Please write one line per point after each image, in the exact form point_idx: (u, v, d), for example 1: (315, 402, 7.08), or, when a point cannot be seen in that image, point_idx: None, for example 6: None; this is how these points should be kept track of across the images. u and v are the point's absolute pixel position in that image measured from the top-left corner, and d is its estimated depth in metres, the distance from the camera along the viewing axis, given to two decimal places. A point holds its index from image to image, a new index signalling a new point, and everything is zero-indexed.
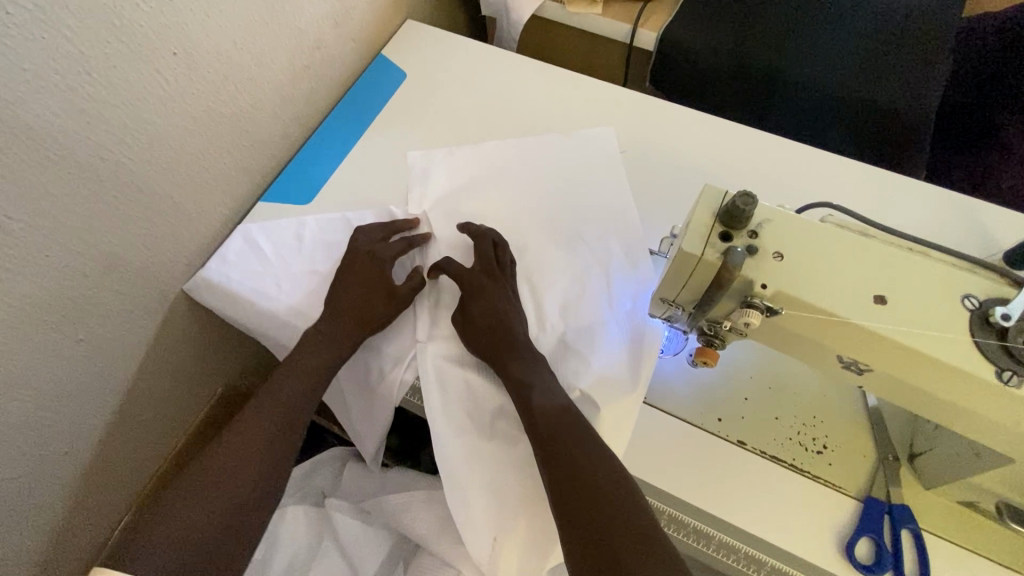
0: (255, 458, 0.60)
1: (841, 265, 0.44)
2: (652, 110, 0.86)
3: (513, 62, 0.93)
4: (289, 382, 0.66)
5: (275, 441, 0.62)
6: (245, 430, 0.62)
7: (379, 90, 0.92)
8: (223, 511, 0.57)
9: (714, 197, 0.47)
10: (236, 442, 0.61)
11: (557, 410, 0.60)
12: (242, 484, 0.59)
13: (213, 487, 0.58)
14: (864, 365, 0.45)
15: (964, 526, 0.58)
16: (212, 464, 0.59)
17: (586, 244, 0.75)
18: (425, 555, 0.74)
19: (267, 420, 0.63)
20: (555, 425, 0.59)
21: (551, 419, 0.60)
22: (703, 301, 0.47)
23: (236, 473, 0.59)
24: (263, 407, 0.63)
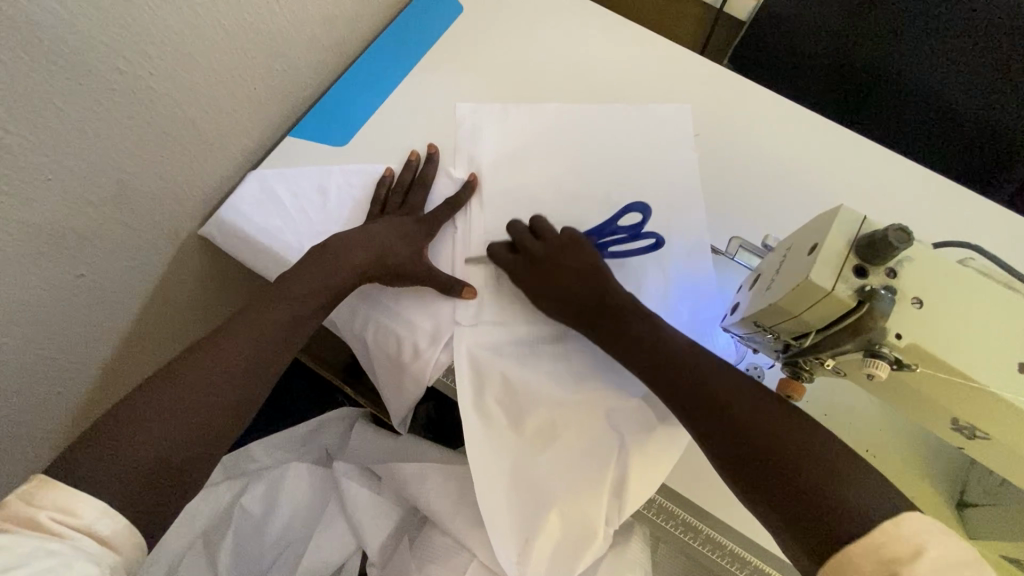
0: (228, 376, 0.53)
1: (983, 323, 0.39)
2: (737, 90, 0.77)
3: (586, 10, 0.82)
4: (281, 304, 0.58)
5: (253, 362, 0.55)
6: (222, 345, 0.54)
7: (431, 18, 0.80)
8: (185, 428, 0.49)
9: (851, 223, 0.40)
10: (210, 355, 0.53)
11: (575, 273, 0.62)
12: (208, 403, 0.51)
13: (177, 397, 0.50)
14: (980, 430, 0.41)
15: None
16: (180, 374, 0.52)
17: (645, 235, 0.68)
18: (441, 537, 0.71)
19: (249, 339, 0.55)
20: (582, 296, 0.61)
21: (591, 298, 0.60)
22: (814, 335, 0.42)
23: (205, 388, 0.52)
24: (251, 317, 0.57)
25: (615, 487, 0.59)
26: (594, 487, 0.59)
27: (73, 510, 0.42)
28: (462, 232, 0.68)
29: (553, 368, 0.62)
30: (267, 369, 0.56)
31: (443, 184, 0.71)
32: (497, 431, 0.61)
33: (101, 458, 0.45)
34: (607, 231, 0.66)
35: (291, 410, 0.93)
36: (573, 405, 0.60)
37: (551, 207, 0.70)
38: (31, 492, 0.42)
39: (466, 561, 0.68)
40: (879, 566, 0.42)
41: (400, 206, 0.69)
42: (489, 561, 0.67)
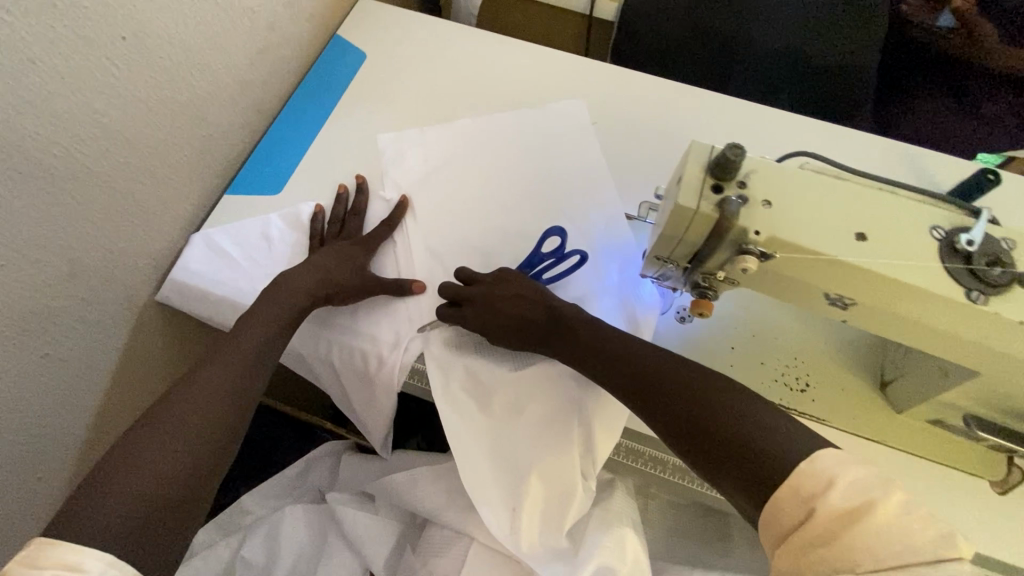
0: (208, 412, 0.56)
1: (822, 208, 0.47)
2: (619, 79, 0.87)
3: (476, 36, 0.91)
4: (247, 338, 0.62)
5: (231, 395, 0.58)
6: (196, 385, 0.57)
7: (339, 68, 0.88)
8: (176, 467, 0.52)
9: (703, 152, 0.49)
10: (186, 397, 0.56)
11: (513, 300, 0.65)
12: (194, 439, 0.54)
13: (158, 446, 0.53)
14: (850, 299, 0.48)
15: (935, 442, 0.64)
16: (160, 419, 0.54)
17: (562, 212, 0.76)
18: (441, 535, 0.73)
19: (223, 375, 0.59)
20: (530, 318, 0.64)
21: (538, 316, 0.65)
22: (699, 250, 0.49)
23: (187, 427, 0.54)
24: (221, 357, 0.60)
25: (581, 439, 0.64)
26: (564, 444, 0.64)
27: (77, 565, 0.43)
28: (403, 248, 0.75)
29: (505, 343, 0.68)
30: (244, 400, 0.59)
31: (378, 212, 0.77)
32: (468, 415, 0.65)
33: (94, 510, 0.47)
34: (536, 261, 0.70)
35: (277, 459, 0.94)
36: (530, 373, 0.66)
37: (479, 210, 0.77)
38: (33, 557, 0.42)
39: (466, 550, 0.71)
40: (802, 506, 0.45)
41: (338, 234, 0.75)
42: (488, 543, 0.70)
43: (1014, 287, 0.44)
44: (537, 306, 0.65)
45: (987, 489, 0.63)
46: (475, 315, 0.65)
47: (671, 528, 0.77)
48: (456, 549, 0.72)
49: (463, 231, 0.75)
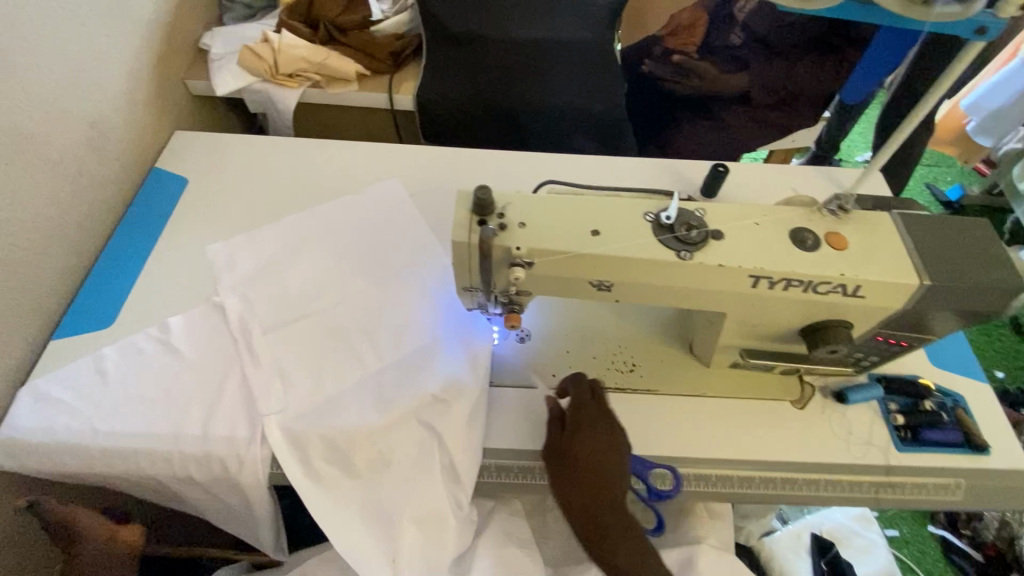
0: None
1: (564, 218, 0.59)
2: (427, 153, 1.00)
3: (292, 143, 1.00)
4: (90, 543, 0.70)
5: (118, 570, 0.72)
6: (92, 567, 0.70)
7: (162, 196, 0.92)
8: None
9: (466, 197, 0.59)
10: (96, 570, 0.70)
11: (592, 424, 0.66)
12: None
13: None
14: (608, 281, 0.59)
15: (738, 381, 0.77)
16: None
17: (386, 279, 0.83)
18: None
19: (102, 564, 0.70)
20: (615, 461, 0.64)
21: (606, 446, 0.65)
22: (485, 275, 0.60)
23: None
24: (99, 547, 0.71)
25: (445, 471, 0.69)
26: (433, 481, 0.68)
27: None
28: (243, 346, 0.76)
29: (358, 407, 0.71)
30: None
31: (212, 317, 0.78)
32: (334, 485, 0.68)
33: None
34: None
35: None
36: (386, 426, 0.70)
37: (315, 292, 0.82)
38: None
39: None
40: None
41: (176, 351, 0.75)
42: None
43: (710, 240, 0.58)
44: (596, 426, 0.66)
45: (788, 407, 0.76)
46: (583, 442, 0.65)
47: (568, 532, 0.82)
48: None
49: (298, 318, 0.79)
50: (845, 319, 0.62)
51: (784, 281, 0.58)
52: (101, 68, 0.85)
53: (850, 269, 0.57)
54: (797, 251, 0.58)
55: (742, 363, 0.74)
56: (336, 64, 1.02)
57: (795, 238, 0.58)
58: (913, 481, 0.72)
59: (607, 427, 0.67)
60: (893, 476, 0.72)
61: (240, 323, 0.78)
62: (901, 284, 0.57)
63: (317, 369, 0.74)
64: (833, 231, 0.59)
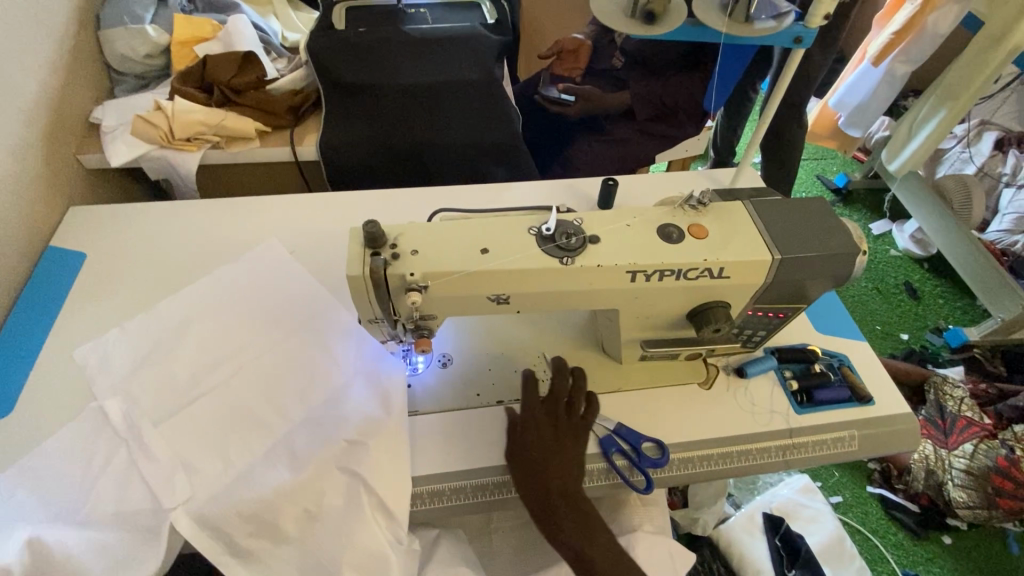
0: None
1: (453, 241, 0.63)
2: (336, 197, 1.02)
3: (196, 204, 1.00)
4: None
5: None
6: None
7: (58, 275, 0.89)
8: None
9: (359, 234, 0.62)
10: None
11: (563, 429, 0.68)
12: None
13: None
14: (503, 294, 0.64)
15: (651, 371, 0.82)
16: None
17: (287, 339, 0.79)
18: None
19: None
20: (576, 475, 0.67)
21: (572, 452, 0.67)
22: (385, 305, 0.62)
23: None
24: None
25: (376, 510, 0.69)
26: (366, 518, 0.68)
27: None
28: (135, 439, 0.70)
29: (273, 474, 0.69)
30: None
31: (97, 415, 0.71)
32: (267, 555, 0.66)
33: None
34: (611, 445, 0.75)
35: None
36: (307, 483, 0.68)
37: (207, 363, 0.77)
38: None
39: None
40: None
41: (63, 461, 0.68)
42: None
43: (588, 244, 0.63)
44: (572, 436, 0.68)
45: (698, 390, 0.81)
46: (544, 445, 0.67)
47: (516, 545, 0.83)
48: None
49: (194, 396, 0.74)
50: (722, 299, 0.69)
51: (659, 272, 0.64)
52: None
53: (713, 254, 0.64)
54: (667, 244, 0.64)
55: (650, 355, 0.79)
56: (235, 124, 1.04)
57: (663, 233, 0.65)
58: (815, 439, 0.79)
59: (561, 439, 0.68)
60: (797, 437, 0.79)
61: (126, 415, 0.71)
62: (758, 261, 0.64)
63: (223, 444, 0.70)
64: (695, 222, 0.66)
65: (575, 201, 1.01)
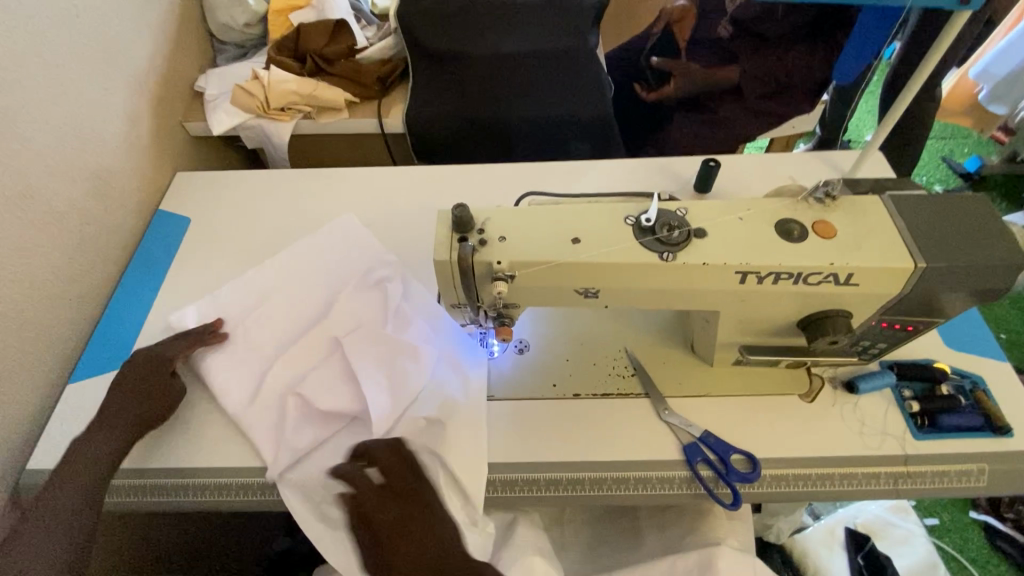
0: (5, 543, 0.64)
1: (544, 228, 0.59)
2: (420, 171, 1.01)
3: (288, 174, 1.02)
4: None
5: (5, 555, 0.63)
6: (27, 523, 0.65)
7: (166, 238, 0.95)
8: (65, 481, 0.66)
9: (446, 217, 0.60)
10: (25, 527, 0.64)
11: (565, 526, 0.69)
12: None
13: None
14: (594, 288, 0.59)
15: (743, 378, 0.76)
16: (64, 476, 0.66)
17: (362, 309, 0.80)
18: None
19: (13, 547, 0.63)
20: None
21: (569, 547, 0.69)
22: (470, 292, 0.60)
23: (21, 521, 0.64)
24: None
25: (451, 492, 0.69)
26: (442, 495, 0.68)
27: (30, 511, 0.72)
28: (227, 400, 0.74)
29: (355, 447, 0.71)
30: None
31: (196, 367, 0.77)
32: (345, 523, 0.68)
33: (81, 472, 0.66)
34: (694, 453, 0.70)
35: None
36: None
37: (285, 337, 0.79)
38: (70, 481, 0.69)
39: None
40: None
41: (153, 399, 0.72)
42: None
43: (694, 240, 0.57)
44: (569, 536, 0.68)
45: (799, 401, 0.74)
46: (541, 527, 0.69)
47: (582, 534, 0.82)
48: None
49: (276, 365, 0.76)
50: (842, 307, 0.60)
51: (774, 275, 0.57)
52: (101, 121, 0.88)
53: (841, 256, 0.56)
54: (785, 242, 0.57)
55: (745, 360, 0.72)
56: (325, 95, 1.05)
57: (782, 229, 0.58)
58: (933, 469, 0.69)
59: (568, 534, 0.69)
60: (913, 465, 0.69)
61: (216, 381, 0.75)
62: (897, 269, 0.55)
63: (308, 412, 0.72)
64: (821, 220, 0.58)
65: (669, 183, 0.93)
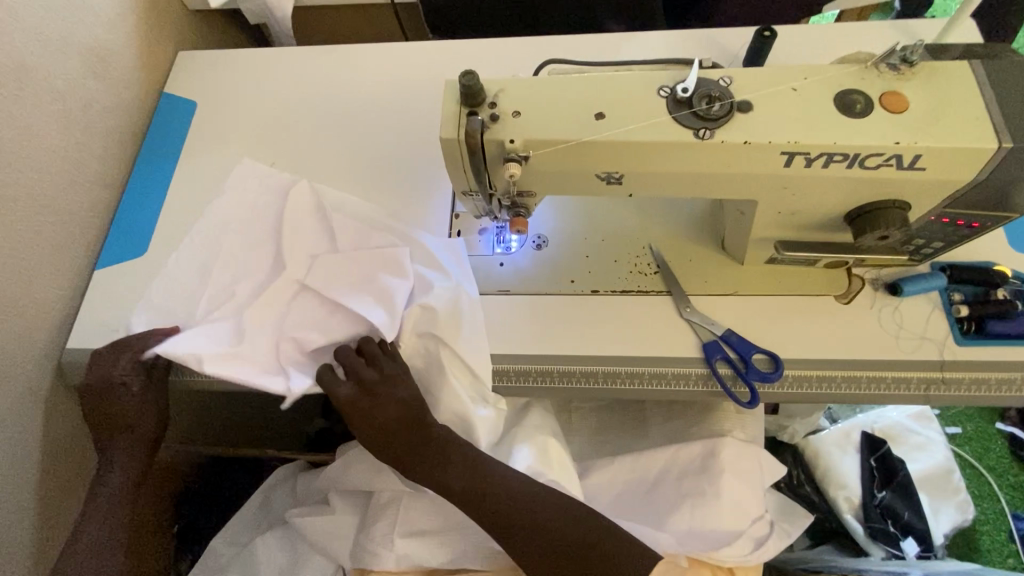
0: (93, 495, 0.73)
1: (563, 102, 0.52)
2: (434, 47, 0.91)
3: (293, 52, 0.94)
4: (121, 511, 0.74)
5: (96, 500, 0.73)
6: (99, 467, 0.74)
7: (173, 121, 0.90)
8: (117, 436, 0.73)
9: (454, 89, 0.54)
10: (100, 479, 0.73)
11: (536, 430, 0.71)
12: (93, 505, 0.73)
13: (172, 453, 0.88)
14: (617, 172, 0.53)
15: (775, 278, 0.71)
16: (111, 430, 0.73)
17: (313, 238, 0.73)
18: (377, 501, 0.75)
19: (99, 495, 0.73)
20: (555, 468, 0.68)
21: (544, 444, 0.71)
22: (480, 176, 0.55)
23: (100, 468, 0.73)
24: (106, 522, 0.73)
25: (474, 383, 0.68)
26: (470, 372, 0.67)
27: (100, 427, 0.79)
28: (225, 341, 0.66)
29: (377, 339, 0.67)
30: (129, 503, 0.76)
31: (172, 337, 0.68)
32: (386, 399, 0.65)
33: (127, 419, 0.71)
34: (712, 349, 0.68)
35: (228, 493, 0.95)
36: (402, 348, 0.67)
37: (243, 285, 0.71)
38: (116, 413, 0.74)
39: (399, 507, 0.72)
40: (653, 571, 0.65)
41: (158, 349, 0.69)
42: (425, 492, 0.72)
43: (735, 114, 0.50)
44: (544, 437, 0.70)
45: (834, 303, 0.70)
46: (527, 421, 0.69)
47: (596, 426, 0.84)
48: (398, 503, 0.73)
49: (236, 304, 0.70)
50: (900, 197, 0.54)
51: (825, 156, 0.50)
52: None
53: (909, 135, 0.48)
54: (844, 118, 0.49)
55: (781, 257, 0.67)
56: None
57: (842, 102, 0.50)
58: (971, 376, 0.65)
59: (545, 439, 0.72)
60: (949, 371, 0.66)
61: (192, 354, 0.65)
62: (975, 150, 0.48)
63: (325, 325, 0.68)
64: (891, 91, 0.50)
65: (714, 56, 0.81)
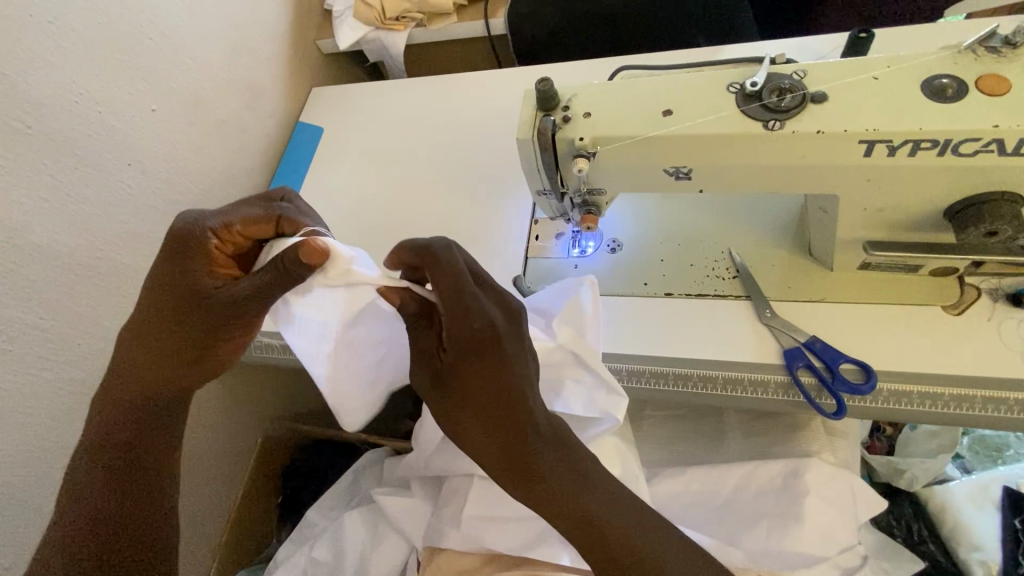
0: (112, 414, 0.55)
1: (632, 102, 0.56)
2: (524, 73, 1.01)
3: (403, 83, 1.08)
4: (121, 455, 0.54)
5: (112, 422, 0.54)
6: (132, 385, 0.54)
7: (304, 145, 1.06)
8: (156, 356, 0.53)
9: (532, 95, 0.59)
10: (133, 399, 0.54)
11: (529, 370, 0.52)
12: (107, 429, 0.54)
13: (120, 361, 0.54)
14: (684, 167, 0.55)
15: (871, 285, 0.67)
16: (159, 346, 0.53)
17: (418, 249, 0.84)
18: (450, 485, 0.79)
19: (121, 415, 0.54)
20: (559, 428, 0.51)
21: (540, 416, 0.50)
22: (553, 172, 0.60)
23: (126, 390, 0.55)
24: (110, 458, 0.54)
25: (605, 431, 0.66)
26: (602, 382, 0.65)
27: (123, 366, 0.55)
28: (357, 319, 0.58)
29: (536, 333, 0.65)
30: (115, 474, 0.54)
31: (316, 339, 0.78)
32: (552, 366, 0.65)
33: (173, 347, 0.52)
34: (795, 358, 0.63)
35: (325, 472, 1.05)
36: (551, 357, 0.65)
37: None
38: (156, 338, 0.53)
39: (469, 488, 0.76)
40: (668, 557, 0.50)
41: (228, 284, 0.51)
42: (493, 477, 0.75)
43: (808, 105, 0.50)
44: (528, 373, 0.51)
45: (943, 313, 0.64)
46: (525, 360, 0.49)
47: (669, 435, 0.82)
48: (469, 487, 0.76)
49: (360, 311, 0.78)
50: (1009, 189, 0.49)
51: (910, 143, 0.48)
52: (251, 38, 1.00)
53: (1008, 118, 0.46)
54: (933, 104, 0.48)
55: (876, 261, 0.63)
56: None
57: (930, 88, 0.48)
58: None
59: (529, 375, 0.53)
60: None
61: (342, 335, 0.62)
62: None
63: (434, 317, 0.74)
64: (988, 75, 0.47)
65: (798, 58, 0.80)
